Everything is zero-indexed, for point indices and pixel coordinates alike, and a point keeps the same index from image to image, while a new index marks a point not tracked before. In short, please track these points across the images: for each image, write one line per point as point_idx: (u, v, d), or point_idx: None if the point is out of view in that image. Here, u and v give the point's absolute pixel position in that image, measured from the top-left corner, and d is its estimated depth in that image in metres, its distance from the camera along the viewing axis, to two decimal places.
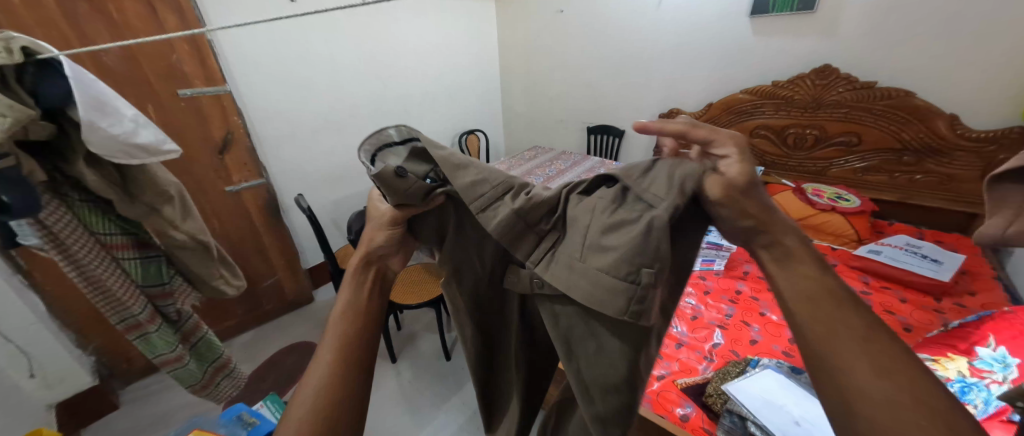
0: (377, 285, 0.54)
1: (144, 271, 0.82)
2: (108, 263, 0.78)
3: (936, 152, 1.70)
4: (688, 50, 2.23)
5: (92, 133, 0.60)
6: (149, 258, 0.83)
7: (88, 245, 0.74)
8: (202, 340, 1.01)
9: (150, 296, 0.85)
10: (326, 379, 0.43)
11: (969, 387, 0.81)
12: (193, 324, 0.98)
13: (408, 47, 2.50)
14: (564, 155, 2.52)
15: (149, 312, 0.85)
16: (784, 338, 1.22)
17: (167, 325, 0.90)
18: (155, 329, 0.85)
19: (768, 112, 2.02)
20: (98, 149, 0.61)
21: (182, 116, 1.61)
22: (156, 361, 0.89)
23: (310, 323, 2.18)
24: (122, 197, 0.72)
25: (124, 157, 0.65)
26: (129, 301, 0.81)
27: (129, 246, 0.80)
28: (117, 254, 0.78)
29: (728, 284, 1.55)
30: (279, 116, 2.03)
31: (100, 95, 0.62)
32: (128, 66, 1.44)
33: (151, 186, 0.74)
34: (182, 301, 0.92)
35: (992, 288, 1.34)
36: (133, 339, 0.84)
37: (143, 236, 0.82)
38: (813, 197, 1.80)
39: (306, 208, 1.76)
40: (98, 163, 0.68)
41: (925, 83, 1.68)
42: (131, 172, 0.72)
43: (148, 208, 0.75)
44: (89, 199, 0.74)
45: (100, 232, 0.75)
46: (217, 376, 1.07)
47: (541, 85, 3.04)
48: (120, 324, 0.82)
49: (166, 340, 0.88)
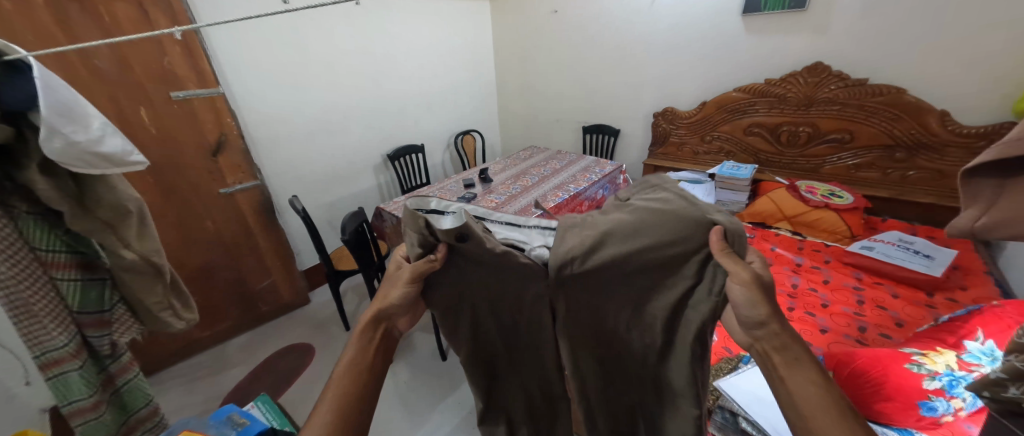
0: (383, 343, 0.58)
1: (82, 295, 0.80)
2: (44, 283, 0.76)
3: (927, 148, 1.71)
4: (681, 49, 2.24)
5: (50, 138, 0.60)
6: (92, 281, 0.81)
7: (24, 262, 0.73)
8: (128, 384, 0.95)
9: (82, 325, 0.81)
10: (331, 416, 0.49)
11: (957, 380, 0.79)
12: (124, 364, 0.94)
13: (402, 48, 2.51)
14: (559, 154, 2.52)
15: (76, 344, 0.81)
16: (854, 327, 1.23)
17: (93, 361, 0.86)
18: (76, 367, 0.81)
19: (762, 110, 2.03)
20: (55, 155, 0.61)
21: (175, 118, 1.61)
22: (66, 411, 0.82)
23: (306, 324, 2.18)
24: (76, 209, 0.71)
25: (84, 165, 0.65)
26: (56, 330, 0.78)
27: (71, 265, 0.78)
28: (55, 273, 0.77)
29: (782, 277, 1.52)
30: (275, 118, 2.04)
31: (68, 101, 0.63)
32: (119, 69, 1.44)
33: (108, 197, 0.73)
34: (120, 332, 0.88)
35: (983, 283, 1.35)
36: (49, 378, 0.78)
37: (91, 257, 0.81)
38: (807, 194, 1.82)
39: (301, 209, 1.75)
40: (54, 172, 0.68)
41: (914, 80, 1.70)
42: (90, 182, 0.72)
43: (104, 223, 0.74)
44: (37, 212, 0.73)
45: (41, 248, 0.75)
46: (137, 429, 1.02)
47: (536, 85, 3.04)
48: (38, 360, 0.77)
49: (85, 384, 0.83)
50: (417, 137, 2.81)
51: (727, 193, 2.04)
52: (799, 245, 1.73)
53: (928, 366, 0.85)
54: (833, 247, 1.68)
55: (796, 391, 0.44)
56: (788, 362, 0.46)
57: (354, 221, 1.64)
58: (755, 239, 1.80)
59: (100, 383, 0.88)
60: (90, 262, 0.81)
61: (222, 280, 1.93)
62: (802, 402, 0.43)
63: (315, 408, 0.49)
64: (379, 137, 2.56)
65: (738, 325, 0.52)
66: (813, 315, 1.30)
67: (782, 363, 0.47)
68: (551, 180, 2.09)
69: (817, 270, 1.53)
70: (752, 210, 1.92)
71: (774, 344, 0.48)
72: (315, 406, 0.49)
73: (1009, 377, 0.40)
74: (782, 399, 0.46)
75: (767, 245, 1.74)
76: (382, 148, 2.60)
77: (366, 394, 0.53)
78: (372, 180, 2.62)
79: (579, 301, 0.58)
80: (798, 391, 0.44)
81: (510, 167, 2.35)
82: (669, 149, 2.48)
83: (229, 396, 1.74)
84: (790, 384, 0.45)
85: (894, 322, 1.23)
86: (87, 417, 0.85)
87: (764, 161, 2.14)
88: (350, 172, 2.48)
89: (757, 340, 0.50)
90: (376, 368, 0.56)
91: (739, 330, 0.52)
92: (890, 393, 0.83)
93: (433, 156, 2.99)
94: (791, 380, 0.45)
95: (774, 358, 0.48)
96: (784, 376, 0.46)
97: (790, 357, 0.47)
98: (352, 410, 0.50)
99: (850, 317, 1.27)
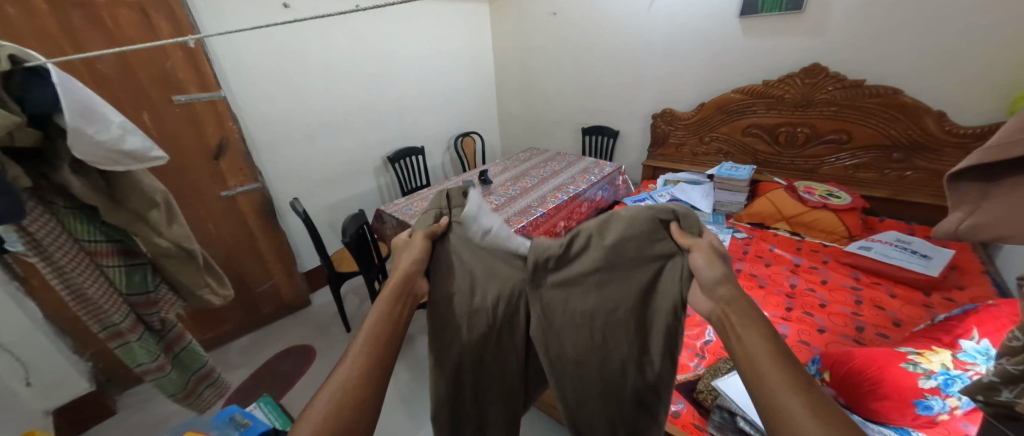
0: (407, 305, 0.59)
1: (128, 278, 0.85)
2: (92, 270, 0.81)
3: (925, 149, 1.71)
4: (679, 51, 2.25)
5: (78, 139, 0.64)
6: (134, 266, 0.86)
7: (71, 251, 0.77)
8: (185, 349, 1.04)
9: (134, 305, 0.88)
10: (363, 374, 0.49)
11: (952, 379, 0.80)
12: (177, 334, 1.01)
13: (403, 51, 2.53)
14: (559, 155, 2.54)
15: (132, 320, 0.88)
16: (852, 328, 1.23)
17: (149, 333, 0.92)
18: (136, 338, 0.88)
19: (760, 111, 2.05)
20: (83, 154, 0.65)
21: (176, 122, 1.62)
22: (139, 370, 0.91)
23: (307, 326, 2.19)
24: (109, 204, 0.76)
25: (111, 163, 0.69)
26: (111, 308, 0.83)
27: (113, 253, 0.83)
28: (101, 261, 0.81)
29: (780, 277, 1.53)
30: (276, 120, 2.05)
31: (86, 102, 0.66)
32: (122, 73, 1.45)
33: (135, 194, 0.78)
34: (167, 309, 0.95)
35: (981, 282, 1.36)
36: (115, 347, 0.86)
37: (129, 244, 0.86)
38: (805, 195, 1.83)
39: (302, 212, 1.76)
40: (85, 171, 0.73)
41: (910, 81, 1.71)
42: (117, 179, 0.76)
43: (133, 215, 0.80)
44: (75, 208, 0.78)
45: (84, 239, 0.79)
46: (200, 385, 1.10)
47: (535, 87, 3.06)
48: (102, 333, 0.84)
49: (148, 350, 0.91)
50: (418, 138, 2.82)
51: (725, 194, 2.05)
52: (797, 245, 1.74)
53: (923, 365, 0.85)
54: (831, 247, 1.69)
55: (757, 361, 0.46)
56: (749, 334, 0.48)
57: (354, 223, 1.64)
58: (754, 239, 1.81)
59: (161, 349, 0.96)
60: (129, 249, 0.86)
61: None
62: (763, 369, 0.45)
63: (336, 369, 0.49)
64: (379, 139, 2.57)
65: (701, 292, 0.55)
66: (811, 315, 1.31)
67: (738, 325, 0.50)
68: (551, 181, 2.10)
69: (815, 270, 1.54)
70: (749, 211, 1.94)
71: (733, 308, 0.51)
72: (322, 385, 0.46)
73: (1001, 381, 0.43)
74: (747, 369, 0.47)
75: (765, 246, 1.74)
76: (382, 150, 2.62)
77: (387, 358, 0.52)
78: (372, 181, 2.63)
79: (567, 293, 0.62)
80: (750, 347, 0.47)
81: (510, 168, 2.37)
82: (669, 150, 2.49)
83: (231, 398, 1.75)
84: (748, 346, 0.48)
85: (892, 322, 1.24)
86: (158, 375, 0.95)
87: (762, 161, 2.16)
88: (351, 175, 2.49)
89: (718, 304, 0.52)
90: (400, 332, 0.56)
91: (703, 299, 0.55)
92: (888, 392, 0.84)
93: (433, 158, 3.00)
94: (747, 340, 0.48)
95: (733, 320, 0.50)
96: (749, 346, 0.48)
97: (744, 317, 0.50)
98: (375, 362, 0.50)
99: (849, 318, 1.28)
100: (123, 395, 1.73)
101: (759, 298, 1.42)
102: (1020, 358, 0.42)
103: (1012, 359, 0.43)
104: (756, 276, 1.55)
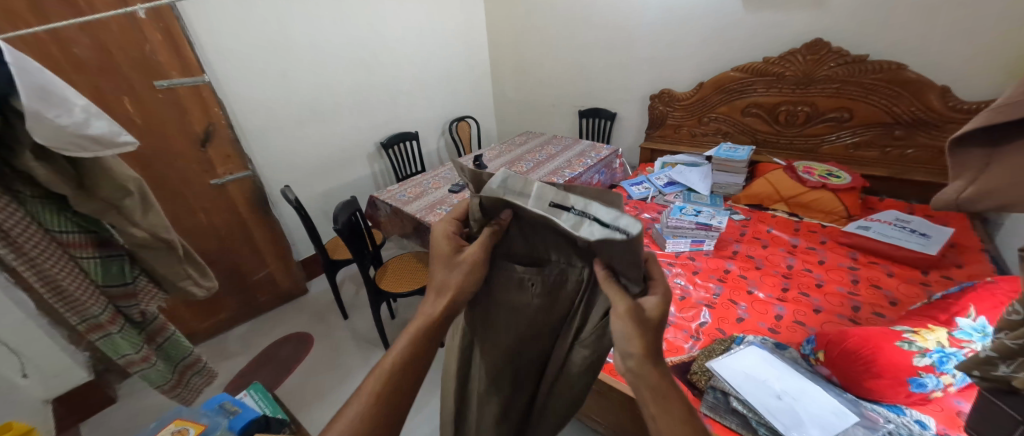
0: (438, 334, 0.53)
1: (104, 270, 0.84)
2: (66, 262, 0.78)
3: (927, 125, 1.67)
4: (677, 28, 2.19)
5: (37, 122, 0.61)
6: (111, 257, 0.85)
7: (43, 244, 0.75)
8: (169, 339, 1.04)
9: (112, 296, 0.86)
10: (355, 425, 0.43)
11: (947, 357, 0.80)
12: (159, 325, 1.00)
13: (394, 33, 2.46)
14: (554, 139, 2.50)
15: (111, 312, 0.86)
16: (848, 307, 1.22)
17: (130, 325, 0.92)
18: (117, 329, 0.87)
19: (760, 89, 1.99)
20: (45, 140, 0.62)
21: (160, 109, 1.58)
22: (121, 362, 0.91)
23: (305, 314, 2.20)
24: (78, 192, 0.73)
25: (76, 149, 0.66)
26: (89, 301, 0.82)
27: (88, 244, 0.80)
28: (75, 252, 0.79)
29: (777, 259, 1.52)
30: (264, 106, 2.00)
31: (44, 84, 0.63)
32: (101, 57, 1.40)
33: (106, 183, 0.76)
34: (146, 302, 0.94)
35: (978, 260, 1.35)
36: (96, 339, 0.85)
37: (103, 235, 0.83)
38: (804, 175, 1.79)
39: (293, 199, 1.71)
40: (50, 158, 0.70)
41: (918, 55, 1.65)
42: (85, 167, 0.74)
43: (107, 204, 0.77)
44: (43, 196, 0.74)
45: (55, 229, 0.76)
46: (187, 373, 1.11)
47: (531, 70, 2.99)
48: (81, 324, 0.83)
49: (131, 341, 0.91)
50: (411, 124, 2.77)
51: (724, 176, 2.02)
52: (795, 226, 1.72)
53: (919, 343, 0.83)
54: (829, 228, 1.67)
55: (651, 403, 0.44)
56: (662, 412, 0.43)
57: (345, 210, 1.60)
58: (751, 221, 1.80)
59: (144, 340, 0.96)
60: (104, 240, 0.84)
61: (219, 272, 1.93)
62: None
63: (346, 402, 0.46)
64: (372, 124, 2.52)
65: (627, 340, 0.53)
66: (807, 295, 1.30)
67: (652, 403, 0.44)
68: (545, 166, 2.07)
69: (813, 250, 1.53)
70: (749, 192, 1.92)
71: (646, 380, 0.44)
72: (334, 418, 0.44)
73: (998, 355, 0.42)
74: None
75: (763, 227, 1.73)
76: (375, 135, 2.57)
77: (397, 410, 0.47)
78: (366, 168, 2.59)
79: (570, 307, 0.57)
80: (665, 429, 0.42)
81: (504, 153, 2.33)
82: (666, 131, 2.44)
83: (229, 386, 1.76)
84: (662, 425, 0.43)
85: (889, 302, 1.23)
86: (142, 366, 0.95)
87: (762, 142, 2.11)
88: (344, 161, 2.45)
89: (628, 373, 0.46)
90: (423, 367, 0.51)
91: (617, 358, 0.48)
92: (883, 370, 0.83)
93: (428, 143, 2.95)
94: (661, 419, 0.43)
95: (646, 396, 0.45)
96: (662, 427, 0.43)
97: (659, 394, 0.44)
98: (400, 370, 0.48)
99: (845, 298, 1.27)
100: (122, 384, 1.76)
101: (751, 283, 1.39)
102: (1020, 333, 0.40)
103: (1011, 333, 0.41)
104: (752, 257, 1.54)
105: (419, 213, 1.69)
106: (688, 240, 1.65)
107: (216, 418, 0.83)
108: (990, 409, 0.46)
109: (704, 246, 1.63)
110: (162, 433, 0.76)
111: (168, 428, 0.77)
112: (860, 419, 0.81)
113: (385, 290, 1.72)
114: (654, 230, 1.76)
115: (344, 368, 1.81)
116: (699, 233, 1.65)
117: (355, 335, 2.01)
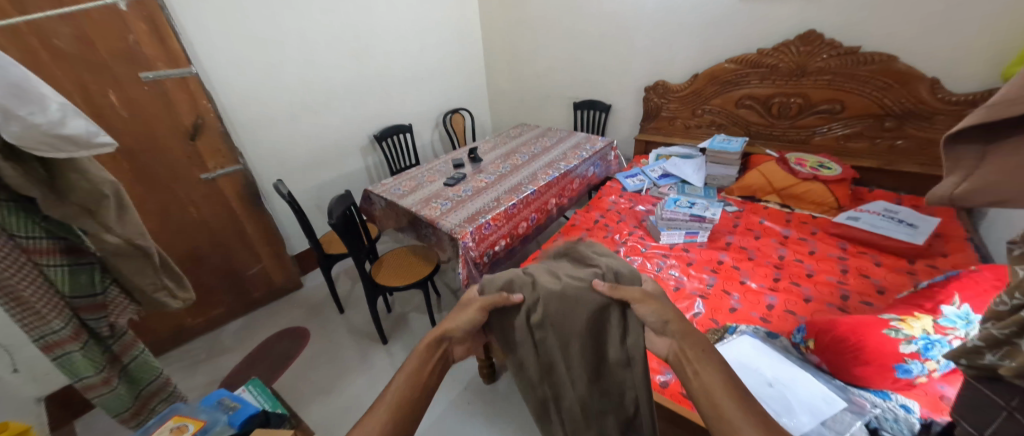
0: (440, 364, 0.64)
1: (72, 279, 0.82)
2: (29, 271, 0.77)
3: (916, 117, 1.69)
4: (673, 19, 2.18)
5: (8, 121, 0.59)
6: (79, 266, 0.83)
7: (7, 248, 0.73)
8: (135, 360, 1.01)
9: (77, 309, 0.84)
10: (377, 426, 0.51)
11: (933, 343, 0.82)
12: (127, 343, 0.99)
13: (385, 23, 2.41)
14: (549, 131, 2.50)
15: (73, 328, 0.84)
16: (837, 297, 1.25)
17: (92, 342, 0.89)
18: (77, 348, 0.85)
19: (754, 81, 2.00)
20: (14, 139, 0.60)
21: (146, 101, 1.54)
22: (79, 386, 0.88)
23: (301, 308, 2.19)
24: (48, 195, 0.71)
25: (48, 149, 0.64)
26: (51, 315, 0.80)
27: (56, 251, 0.79)
28: (40, 260, 0.78)
29: (769, 249, 1.54)
30: (253, 98, 1.96)
31: (17, 81, 0.62)
32: (82, 48, 1.35)
33: (81, 184, 0.74)
34: (117, 314, 0.92)
35: (964, 249, 1.38)
36: (53, 359, 0.83)
37: (73, 242, 0.82)
38: (796, 167, 1.81)
39: (286, 193, 1.68)
40: (20, 159, 0.68)
41: (909, 47, 1.67)
42: (57, 168, 0.72)
43: (81, 208, 0.75)
44: (11, 200, 0.72)
45: (20, 235, 0.74)
46: (152, 400, 1.08)
47: (526, 62, 2.96)
48: (39, 342, 0.80)
49: (91, 361, 0.88)
50: (404, 116, 2.73)
51: (717, 168, 2.03)
52: (787, 217, 1.74)
53: (905, 331, 0.86)
54: (820, 219, 1.70)
55: (692, 358, 0.55)
56: (703, 365, 0.53)
57: (341, 203, 1.58)
58: (744, 212, 1.82)
59: (106, 361, 0.93)
60: (73, 247, 0.83)
61: (211, 268, 1.91)
62: (711, 398, 0.50)
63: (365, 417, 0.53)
64: (365, 116, 2.48)
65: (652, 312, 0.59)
66: (798, 285, 1.33)
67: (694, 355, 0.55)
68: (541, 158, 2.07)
69: (804, 241, 1.56)
70: (741, 184, 1.93)
71: (685, 344, 0.56)
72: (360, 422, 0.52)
73: (985, 344, 0.44)
74: (703, 402, 0.51)
75: (755, 219, 1.75)
76: (368, 127, 2.53)
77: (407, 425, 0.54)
78: (360, 161, 2.56)
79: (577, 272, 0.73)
80: (705, 377, 0.52)
81: (500, 146, 2.32)
82: (661, 123, 2.44)
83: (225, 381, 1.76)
84: (703, 373, 0.52)
85: (877, 290, 1.26)
86: (101, 390, 0.92)
87: (755, 133, 2.12)
88: (337, 154, 2.42)
89: (675, 341, 0.58)
90: (427, 390, 0.60)
91: (659, 340, 0.61)
92: (868, 358, 0.86)
93: (421, 136, 2.93)
94: (703, 370, 0.53)
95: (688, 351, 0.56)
96: (703, 375, 0.52)
97: (699, 350, 0.55)
98: (409, 388, 0.58)
99: (835, 286, 1.30)
100: None
101: (744, 275, 1.41)
102: (1007, 323, 0.41)
103: (997, 323, 0.43)
104: (746, 247, 1.57)
105: (414, 207, 1.68)
106: (683, 231, 1.65)
107: (214, 414, 0.83)
108: (974, 394, 0.47)
109: (698, 237, 1.63)
110: (161, 430, 0.76)
111: (168, 424, 0.77)
112: (847, 405, 0.83)
113: (382, 284, 1.71)
114: (649, 223, 1.76)
115: (343, 363, 1.81)
116: (693, 224, 1.65)
117: (352, 329, 2.01)
